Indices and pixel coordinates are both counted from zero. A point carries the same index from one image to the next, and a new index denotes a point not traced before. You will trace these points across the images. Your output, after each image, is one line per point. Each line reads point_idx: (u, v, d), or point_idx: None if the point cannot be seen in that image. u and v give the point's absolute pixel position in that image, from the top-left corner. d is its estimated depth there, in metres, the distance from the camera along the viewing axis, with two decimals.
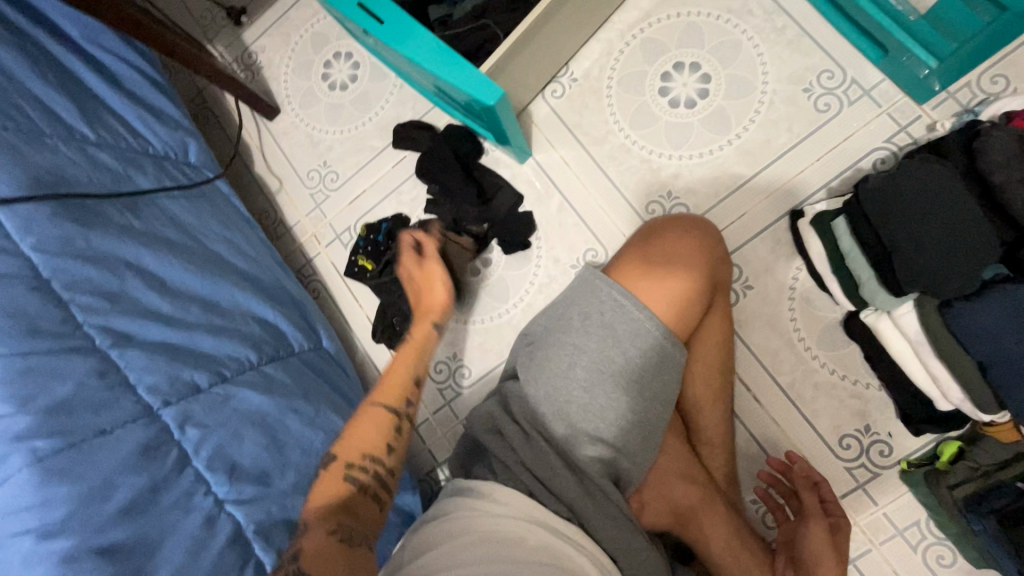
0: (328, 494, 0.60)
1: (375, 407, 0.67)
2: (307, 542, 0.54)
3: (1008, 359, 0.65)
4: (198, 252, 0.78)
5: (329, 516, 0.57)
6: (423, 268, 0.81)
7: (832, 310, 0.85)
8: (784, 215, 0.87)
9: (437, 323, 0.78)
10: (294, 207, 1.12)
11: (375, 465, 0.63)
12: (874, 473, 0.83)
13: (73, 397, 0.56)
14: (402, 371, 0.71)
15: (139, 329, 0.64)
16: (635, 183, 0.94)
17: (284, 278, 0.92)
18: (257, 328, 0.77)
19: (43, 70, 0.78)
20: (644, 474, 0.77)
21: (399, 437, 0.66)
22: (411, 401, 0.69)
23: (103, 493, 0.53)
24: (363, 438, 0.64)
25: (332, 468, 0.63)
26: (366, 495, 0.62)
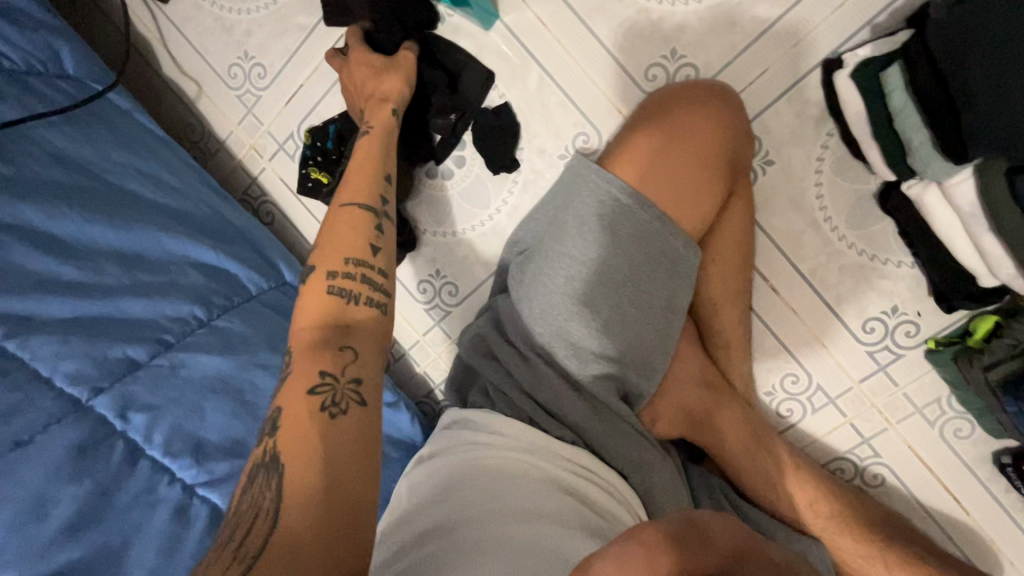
0: (315, 307, 0.57)
1: (348, 207, 0.64)
2: (287, 406, 0.50)
3: None
4: (104, 195, 0.68)
5: (317, 357, 0.53)
6: (373, 59, 0.73)
7: (866, 181, 0.72)
8: (817, 67, 0.69)
9: (397, 109, 0.72)
10: (221, 114, 0.92)
11: (360, 268, 0.60)
12: (897, 354, 0.77)
13: None
14: (366, 171, 0.67)
15: (41, 309, 0.57)
16: (631, 42, 0.74)
17: (224, 207, 0.79)
18: (197, 277, 0.69)
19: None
20: (654, 387, 0.71)
21: (379, 236, 0.64)
22: (383, 199, 0.67)
23: (41, 511, 0.50)
24: (342, 238, 0.62)
25: (314, 280, 0.59)
26: (358, 303, 0.58)
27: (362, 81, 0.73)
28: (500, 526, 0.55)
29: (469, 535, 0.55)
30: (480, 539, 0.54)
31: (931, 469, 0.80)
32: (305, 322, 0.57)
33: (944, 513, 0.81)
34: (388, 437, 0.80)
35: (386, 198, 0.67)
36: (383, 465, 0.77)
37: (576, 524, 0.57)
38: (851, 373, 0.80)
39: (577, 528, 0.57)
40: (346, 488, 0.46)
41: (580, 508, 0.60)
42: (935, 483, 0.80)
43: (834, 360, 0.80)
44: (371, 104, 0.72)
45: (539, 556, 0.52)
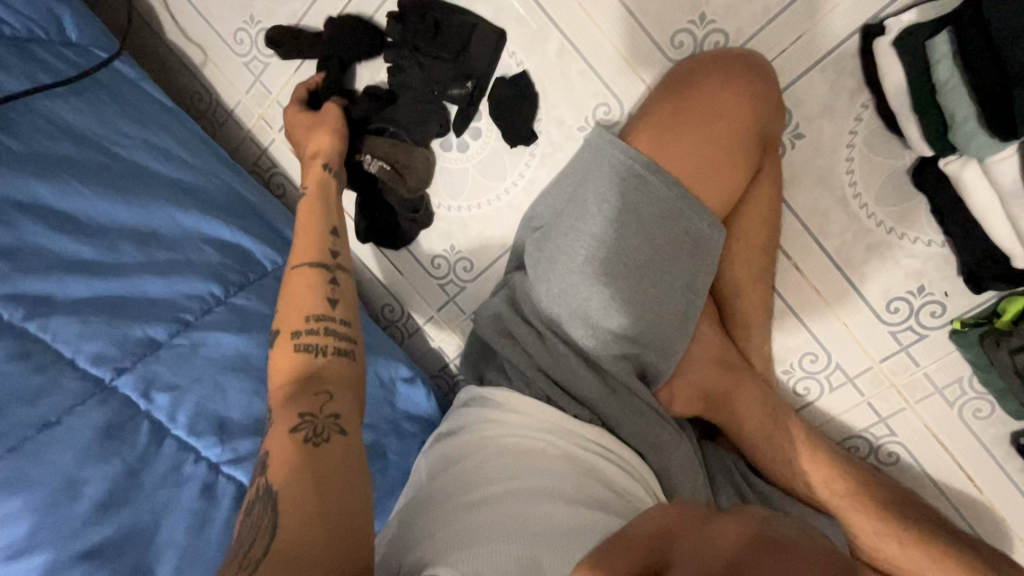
0: (281, 371, 0.57)
1: (298, 270, 0.64)
2: (272, 449, 0.50)
3: None
4: (116, 169, 0.66)
5: (293, 404, 0.52)
6: (303, 122, 0.77)
7: (900, 156, 0.69)
8: (855, 34, 0.65)
9: (329, 161, 0.74)
10: (228, 82, 0.89)
11: (321, 321, 0.60)
12: (920, 335, 0.76)
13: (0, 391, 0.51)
14: (313, 228, 0.68)
15: (59, 289, 0.57)
16: (657, 5, 0.70)
17: (236, 181, 0.78)
18: (213, 254, 0.68)
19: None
20: (673, 366, 0.71)
21: (335, 287, 0.64)
22: (333, 252, 0.67)
23: (71, 492, 0.51)
24: (294, 302, 0.62)
25: (281, 344, 0.59)
26: (324, 352, 0.57)
27: (299, 141, 0.77)
28: (512, 504, 0.56)
29: (482, 515, 0.55)
30: (493, 517, 0.54)
31: (947, 448, 0.80)
32: (276, 387, 0.56)
33: (957, 490, 0.81)
34: (405, 413, 0.81)
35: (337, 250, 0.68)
36: (401, 441, 0.77)
37: (587, 501, 0.57)
38: (872, 353, 0.79)
39: (588, 505, 0.57)
40: (341, 504, 0.46)
41: (591, 484, 0.60)
42: (950, 461, 0.80)
43: (855, 340, 0.79)
44: (307, 164, 0.75)
45: (550, 531, 0.52)
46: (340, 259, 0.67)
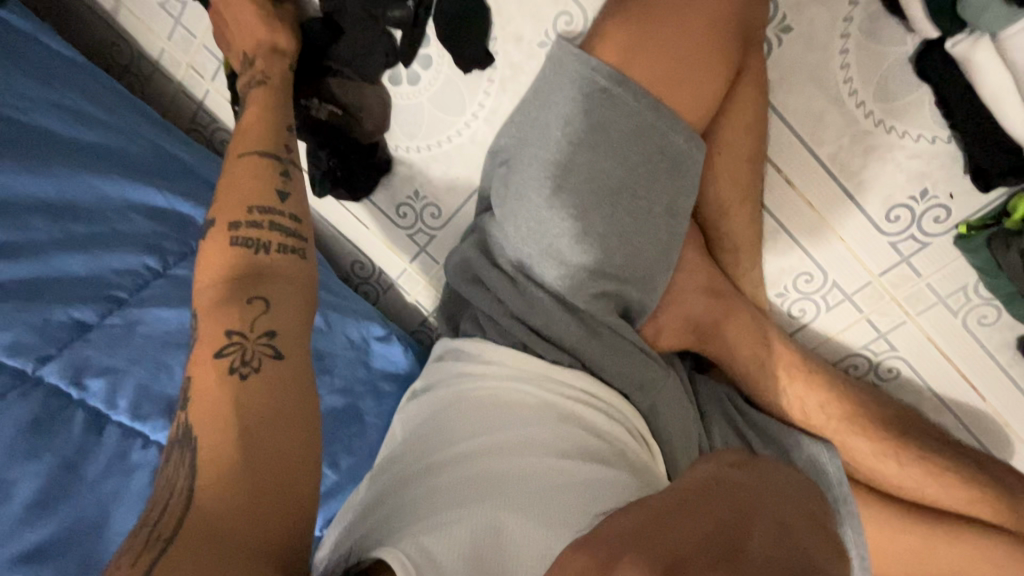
0: (217, 262, 0.52)
1: (247, 157, 0.59)
2: (199, 376, 0.46)
3: None
4: (16, 137, 0.59)
5: (221, 315, 0.48)
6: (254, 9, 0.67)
7: (902, 42, 0.61)
8: None
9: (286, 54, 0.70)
10: (145, 28, 0.80)
11: (267, 216, 0.55)
12: (923, 243, 0.70)
13: None
14: (261, 119, 0.64)
15: None
16: None
17: (164, 139, 0.70)
18: (144, 224, 0.63)
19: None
20: (656, 300, 0.66)
21: (286, 184, 0.59)
22: (285, 147, 0.63)
23: (1, 494, 0.47)
24: (239, 189, 0.57)
25: (217, 234, 0.54)
26: (266, 250, 0.53)
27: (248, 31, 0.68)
28: (491, 462, 0.53)
29: (458, 475, 0.53)
30: (471, 478, 0.52)
31: (950, 359, 0.76)
32: (207, 279, 0.51)
33: (961, 401, 0.78)
34: (381, 372, 0.77)
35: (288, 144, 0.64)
36: (378, 400, 0.75)
37: (570, 452, 0.55)
38: (871, 266, 0.74)
39: (571, 456, 0.55)
40: (273, 458, 0.42)
41: (574, 432, 0.58)
42: (952, 372, 0.77)
43: (853, 256, 0.74)
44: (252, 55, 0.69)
45: (534, 487, 0.51)
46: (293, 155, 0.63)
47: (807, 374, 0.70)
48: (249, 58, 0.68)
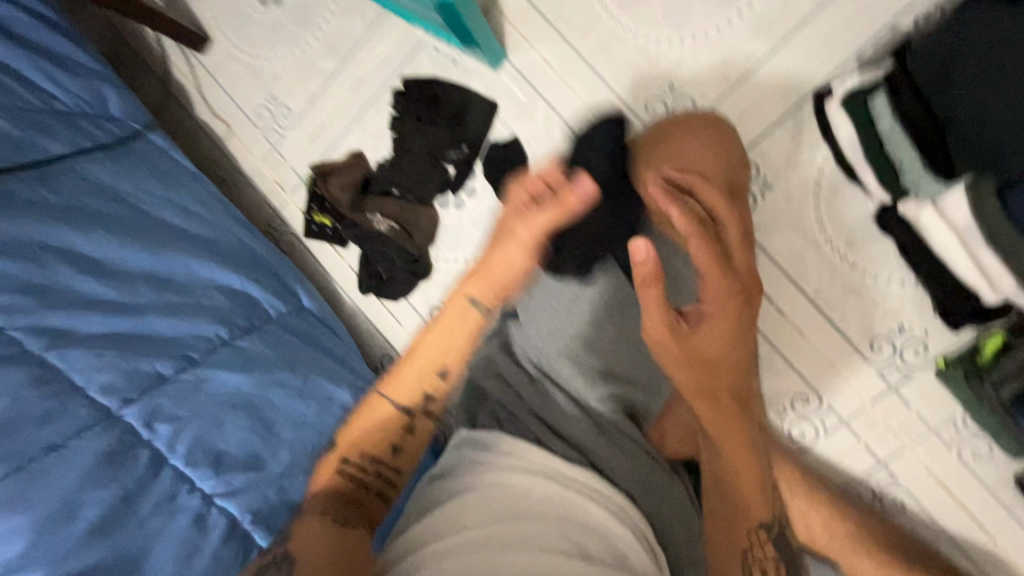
0: (329, 476, 0.63)
1: (384, 403, 0.65)
2: (301, 530, 0.58)
3: None
4: (139, 222, 0.72)
5: (328, 500, 0.61)
6: (516, 225, 0.61)
7: (862, 203, 0.74)
8: (806, 97, 0.74)
9: (477, 298, 0.64)
10: (249, 153, 1.00)
11: (375, 463, 0.64)
12: (907, 374, 0.77)
13: (16, 413, 0.56)
14: (417, 367, 0.66)
15: (80, 325, 0.62)
16: (629, 78, 0.81)
17: (247, 236, 0.82)
18: (222, 300, 0.72)
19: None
20: (660, 404, 0.74)
21: (406, 439, 0.65)
22: (428, 398, 0.66)
23: (70, 513, 0.55)
24: (364, 434, 0.65)
25: (332, 456, 0.65)
26: (364, 484, 0.63)
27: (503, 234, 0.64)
28: (493, 558, 0.55)
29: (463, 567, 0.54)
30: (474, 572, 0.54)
31: (951, 492, 0.78)
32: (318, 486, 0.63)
33: (966, 538, 0.79)
34: None
35: (433, 395, 0.66)
36: None
37: (572, 554, 0.57)
38: (862, 393, 0.80)
39: (572, 558, 0.56)
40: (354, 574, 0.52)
41: (582, 535, 0.59)
42: (955, 506, 0.79)
43: (845, 382, 0.80)
44: (467, 275, 0.65)
45: None
46: (433, 403, 0.67)
47: (809, 495, 0.73)
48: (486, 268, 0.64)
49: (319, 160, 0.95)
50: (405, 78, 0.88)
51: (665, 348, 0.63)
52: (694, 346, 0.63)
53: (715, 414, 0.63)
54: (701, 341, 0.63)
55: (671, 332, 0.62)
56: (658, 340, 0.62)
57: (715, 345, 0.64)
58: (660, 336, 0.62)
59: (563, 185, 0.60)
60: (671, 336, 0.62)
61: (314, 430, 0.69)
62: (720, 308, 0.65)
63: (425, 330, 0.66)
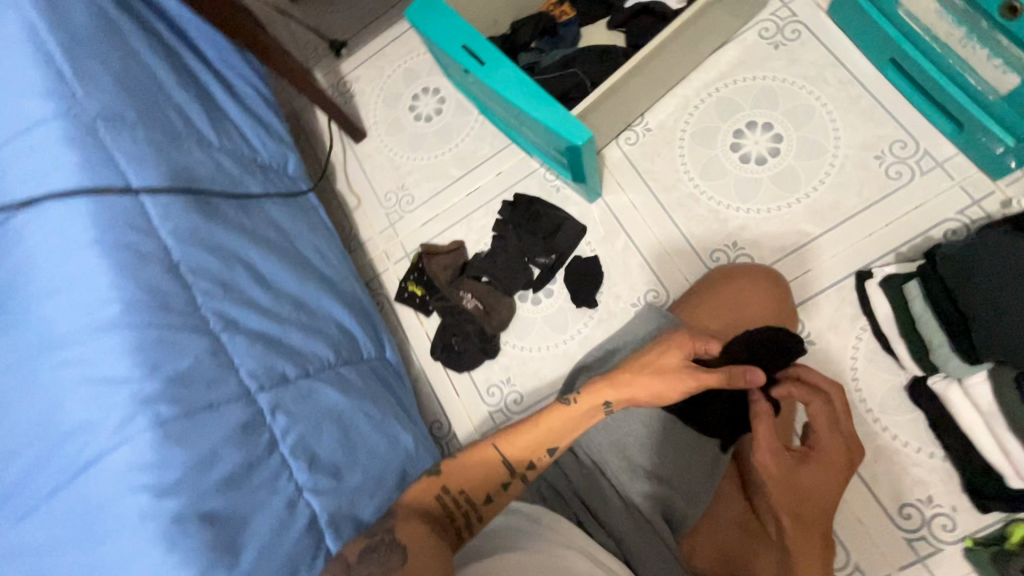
0: (424, 496, 0.70)
1: (494, 454, 0.72)
2: (402, 525, 0.63)
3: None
4: (294, 256, 0.85)
5: (420, 514, 0.66)
6: (686, 375, 0.67)
7: (894, 373, 0.84)
8: (850, 275, 0.89)
9: (611, 402, 0.71)
10: (369, 224, 1.19)
11: (466, 502, 0.70)
12: (936, 548, 0.80)
13: (191, 371, 0.63)
14: (536, 435, 0.72)
15: (244, 318, 0.70)
16: (701, 231, 0.98)
17: (359, 289, 0.96)
18: (335, 331, 0.83)
19: (175, 71, 0.83)
20: (696, 518, 0.76)
21: (500, 492, 0.72)
22: (530, 465, 0.72)
23: (209, 463, 0.60)
24: (468, 473, 0.72)
25: (430, 481, 0.71)
26: (451, 516, 0.69)
27: (669, 369, 0.68)
28: None
29: None
30: None
31: None
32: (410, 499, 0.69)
33: None
34: None
35: (536, 465, 0.72)
36: None
37: None
38: (891, 560, 0.81)
39: None
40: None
41: None
42: None
43: (875, 545, 0.82)
44: (609, 379, 0.71)
45: None
46: (531, 472, 0.72)
47: None
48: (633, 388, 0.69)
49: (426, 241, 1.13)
50: (516, 193, 1.08)
51: (766, 464, 0.63)
52: (794, 476, 0.62)
53: (798, 523, 0.61)
54: (804, 473, 0.62)
55: (778, 456, 0.63)
56: (763, 457, 0.63)
57: (813, 483, 0.62)
58: (768, 456, 0.63)
59: (738, 369, 0.67)
60: (778, 461, 0.63)
61: (381, 462, 0.74)
62: (833, 460, 0.63)
63: (554, 407, 0.73)
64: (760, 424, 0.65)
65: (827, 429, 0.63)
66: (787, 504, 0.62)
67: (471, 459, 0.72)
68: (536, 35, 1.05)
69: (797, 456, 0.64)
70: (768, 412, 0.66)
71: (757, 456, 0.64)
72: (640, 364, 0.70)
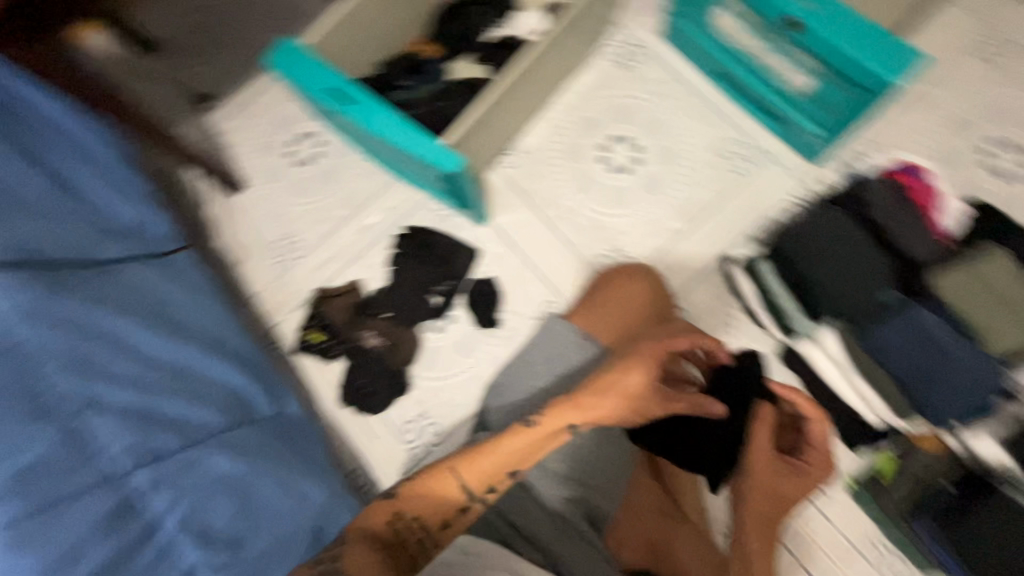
0: (377, 523, 0.69)
1: (451, 478, 0.71)
2: (350, 557, 0.63)
3: (898, 352, 0.78)
4: (167, 321, 0.79)
5: (371, 542, 0.66)
6: (655, 404, 0.72)
7: (765, 343, 0.94)
8: (716, 262, 0.99)
9: (575, 423, 0.73)
10: (257, 276, 1.14)
11: (423, 529, 0.69)
12: (830, 496, 0.87)
13: (42, 463, 0.58)
14: (496, 458, 0.71)
15: (107, 394, 0.65)
16: (585, 240, 1.04)
17: (248, 346, 0.90)
18: (223, 395, 0.77)
19: (6, 133, 0.75)
20: (615, 509, 0.79)
21: (459, 516, 0.70)
22: (491, 488, 0.71)
23: (73, 558, 0.56)
24: (426, 498, 0.70)
25: (384, 506, 0.70)
26: (405, 543, 0.68)
27: (635, 391, 0.71)
28: None
29: None
30: None
31: None
32: (361, 528, 0.68)
33: None
34: None
35: (496, 488, 0.71)
36: None
37: None
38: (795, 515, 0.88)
39: None
40: None
41: None
42: None
43: None
44: (574, 402, 0.72)
45: None
46: (491, 495, 0.71)
47: None
48: (604, 418, 0.72)
49: (319, 286, 1.10)
50: (411, 226, 1.09)
51: (759, 463, 0.74)
52: (780, 483, 0.74)
53: (758, 530, 0.71)
54: (789, 484, 0.74)
55: (770, 459, 0.74)
56: (757, 458, 0.73)
57: (793, 490, 0.74)
58: (762, 457, 0.74)
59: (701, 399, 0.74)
60: (770, 467, 0.74)
61: (291, 524, 0.71)
62: (816, 472, 0.75)
63: (512, 429, 0.73)
64: (757, 429, 0.75)
65: (818, 447, 0.76)
66: (764, 509, 0.72)
67: (429, 482, 0.71)
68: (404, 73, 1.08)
69: (789, 467, 0.75)
70: (769, 423, 0.75)
71: (751, 455, 0.74)
72: (601, 385, 0.72)
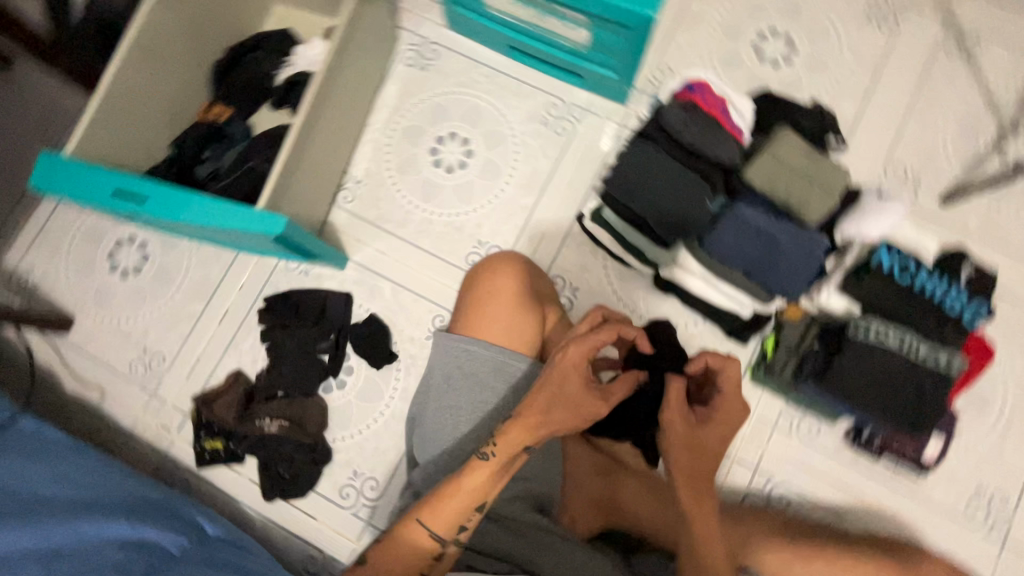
0: None
1: (420, 530, 0.68)
2: None
3: (734, 250, 0.85)
4: (24, 503, 0.71)
5: None
6: (595, 398, 0.71)
7: (640, 278, 1.00)
8: (573, 221, 1.03)
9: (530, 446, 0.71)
10: (127, 407, 1.03)
11: None
12: None
13: None
14: (458, 500, 0.69)
15: None
16: (449, 245, 1.04)
17: (140, 487, 0.86)
18: (117, 552, 0.71)
19: None
20: (560, 490, 0.81)
21: (437, 563, 0.69)
22: (463, 527, 0.69)
23: None
24: (397, 557, 0.68)
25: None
26: None
27: (575, 400, 0.70)
28: None
29: None
30: None
31: (813, 471, 0.94)
32: None
33: (846, 506, 0.93)
34: None
35: (467, 526, 0.70)
36: None
37: None
38: None
39: None
40: None
41: None
42: (824, 482, 0.94)
43: None
44: (523, 423, 0.71)
45: None
46: (464, 534, 0.70)
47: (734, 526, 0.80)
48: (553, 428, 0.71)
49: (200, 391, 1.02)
50: (266, 297, 1.03)
51: (674, 421, 0.71)
52: (697, 435, 0.71)
53: (689, 484, 0.71)
54: (706, 434, 0.71)
55: (683, 416, 0.71)
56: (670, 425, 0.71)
57: (713, 438, 0.72)
58: (675, 416, 0.71)
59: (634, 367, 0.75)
60: (682, 431, 0.71)
61: None
62: (729, 416, 0.72)
63: (471, 465, 0.70)
64: (670, 387, 0.72)
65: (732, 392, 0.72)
66: (686, 465, 0.71)
67: (398, 542, 0.68)
68: (202, 143, 1.01)
69: (700, 414, 0.73)
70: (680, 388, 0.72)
71: (668, 415, 0.72)
72: (543, 394, 0.71)
